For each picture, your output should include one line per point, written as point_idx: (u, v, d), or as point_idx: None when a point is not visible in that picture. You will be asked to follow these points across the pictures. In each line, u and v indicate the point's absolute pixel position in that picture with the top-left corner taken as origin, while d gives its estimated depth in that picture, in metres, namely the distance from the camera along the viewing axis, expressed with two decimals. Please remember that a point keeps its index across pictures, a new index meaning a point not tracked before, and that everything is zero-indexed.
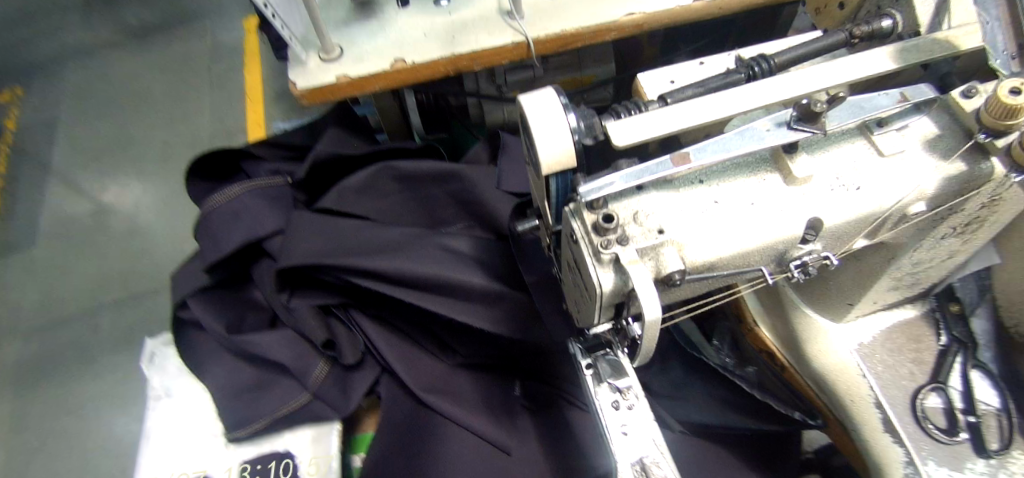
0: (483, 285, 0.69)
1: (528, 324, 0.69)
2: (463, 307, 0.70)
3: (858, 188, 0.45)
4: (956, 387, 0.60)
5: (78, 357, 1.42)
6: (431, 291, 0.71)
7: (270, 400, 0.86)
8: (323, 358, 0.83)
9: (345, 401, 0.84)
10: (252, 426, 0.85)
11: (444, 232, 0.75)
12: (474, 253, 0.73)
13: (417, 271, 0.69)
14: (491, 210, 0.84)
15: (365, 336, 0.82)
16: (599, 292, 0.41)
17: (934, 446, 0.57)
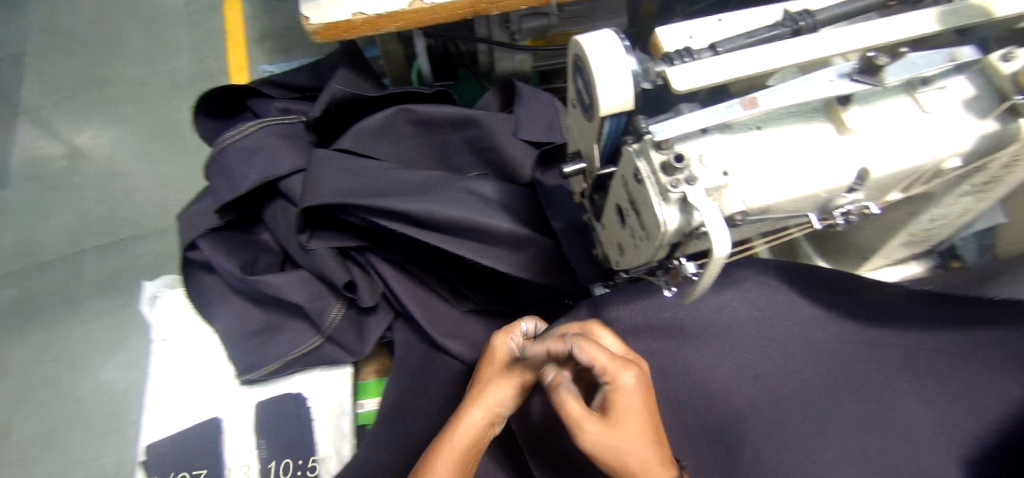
0: (512, 230, 0.69)
1: (552, 270, 0.71)
2: (489, 251, 0.70)
3: (903, 142, 0.47)
4: None
5: (62, 302, 1.37)
6: (456, 235, 0.71)
7: (282, 343, 0.86)
8: (340, 300, 0.83)
9: (360, 344, 0.85)
10: (264, 369, 0.85)
11: (468, 177, 0.74)
12: (499, 199, 0.73)
13: (445, 214, 0.69)
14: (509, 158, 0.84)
15: (382, 280, 0.82)
16: (662, 232, 0.42)
17: None
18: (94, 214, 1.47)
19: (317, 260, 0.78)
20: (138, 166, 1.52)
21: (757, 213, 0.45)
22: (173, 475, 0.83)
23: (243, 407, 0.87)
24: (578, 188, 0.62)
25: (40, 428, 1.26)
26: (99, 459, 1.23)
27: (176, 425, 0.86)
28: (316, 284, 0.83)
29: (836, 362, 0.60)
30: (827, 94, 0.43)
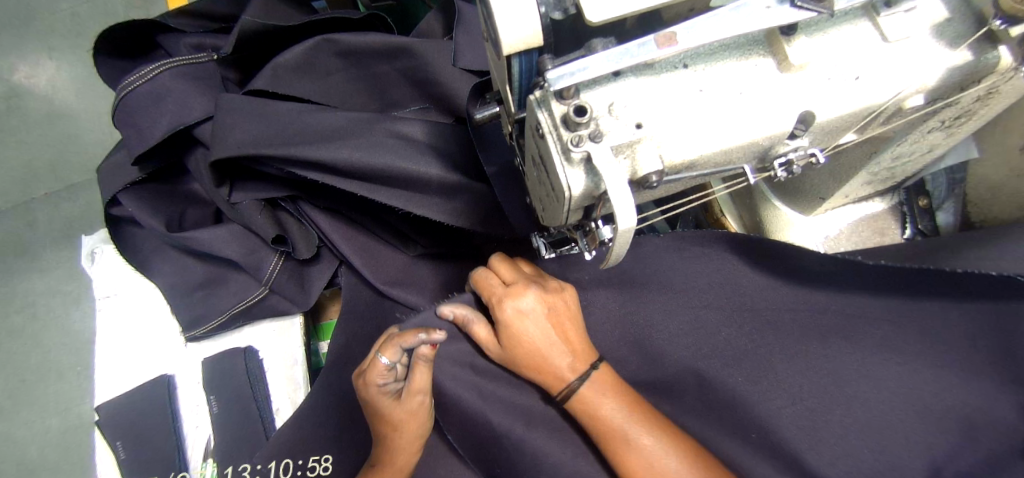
0: (442, 177, 0.64)
1: (489, 217, 0.66)
2: (421, 200, 0.65)
3: (856, 79, 0.40)
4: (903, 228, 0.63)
5: (17, 255, 1.26)
6: (384, 184, 0.65)
7: (224, 297, 0.83)
8: (276, 253, 0.79)
9: (304, 295, 0.82)
10: (206, 324, 0.83)
11: (394, 116, 0.67)
12: (429, 140, 0.67)
13: (367, 162, 0.63)
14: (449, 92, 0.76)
15: (318, 229, 0.78)
16: (568, 196, 0.37)
17: None
18: (15, 160, 1.31)
19: (241, 216, 0.74)
20: (57, 98, 1.34)
21: (680, 170, 0.39)
22: (127, 431, 0.82)
23: (193, 362, 0.86)
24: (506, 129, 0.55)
25: (11, 381, 1.20)
26: (75, 408, 1.19)
27: (129, 381, 0.86)
28: (249, 237, 0.79)
29: (787, 316, 0.55)
30: (764, 24, 0.36)
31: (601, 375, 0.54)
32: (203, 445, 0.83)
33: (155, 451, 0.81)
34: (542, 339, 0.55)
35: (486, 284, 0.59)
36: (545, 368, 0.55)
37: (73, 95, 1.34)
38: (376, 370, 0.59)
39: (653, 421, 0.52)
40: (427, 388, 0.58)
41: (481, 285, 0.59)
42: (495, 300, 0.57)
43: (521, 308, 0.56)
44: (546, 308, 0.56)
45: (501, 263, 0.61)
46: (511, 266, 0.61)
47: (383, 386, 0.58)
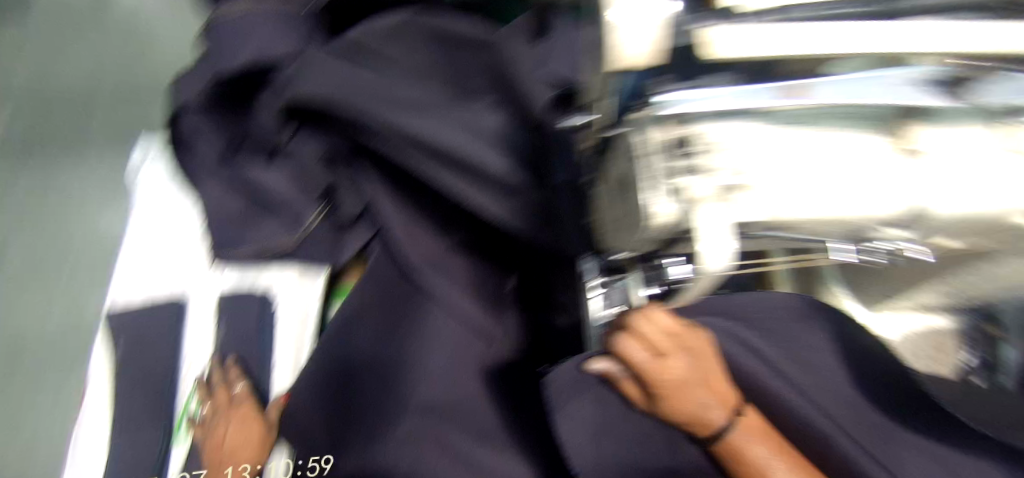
0: (504, 173, 0.64)
1: (541, 224, 0.63)
2: (478, 187, 0.66)
3: (982, 179, 0.37)
4: None
5: (64, 142, 1.28)
6: (447, 163, 0.67)
7: (251, 237, 0.82)
8: (320, 205, 0.80)
9: (334, 253, 0.82)
10: (234, 256, 0.83)
11: (473, 106, 0.69)
12: (500, 134, 0.67)
13: (439, 138, 0.65)
14: None
15: (369, 194, 0.78)
16: (650, 224, 0.36)
17: None
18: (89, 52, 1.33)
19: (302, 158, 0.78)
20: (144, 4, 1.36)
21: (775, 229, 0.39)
22: (132, 337, 0.85)
23: (207, 289, 0.87)
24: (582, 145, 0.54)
25: (27, 261, 1.22)
26: (83, 304, 1.20)
27: (144, 291, 0.88)
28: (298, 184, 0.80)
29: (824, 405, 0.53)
30: (893, 101, 0.36)
31: (748, 421, 0.48)
32: (197, 376, 0.82)
33: (155, 363, 0.84)
34: (700, 400, 0.47)
35: (633, 350, 0.47)
36: (697, 422, 0.47)
37: (160, 6, 1.37)
38: (208, 425, 0.78)
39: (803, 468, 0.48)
40: (246, 439, 0.76)
41: (629, 353, 0.47)
42: (648, 374, 0.47)
43: (684, 376, 0.47)
44: (700, 370, 0.48)
45: (643, 319, 0.48)
46: (655, 321, 0.48)
47: (214, 430, 0.78)
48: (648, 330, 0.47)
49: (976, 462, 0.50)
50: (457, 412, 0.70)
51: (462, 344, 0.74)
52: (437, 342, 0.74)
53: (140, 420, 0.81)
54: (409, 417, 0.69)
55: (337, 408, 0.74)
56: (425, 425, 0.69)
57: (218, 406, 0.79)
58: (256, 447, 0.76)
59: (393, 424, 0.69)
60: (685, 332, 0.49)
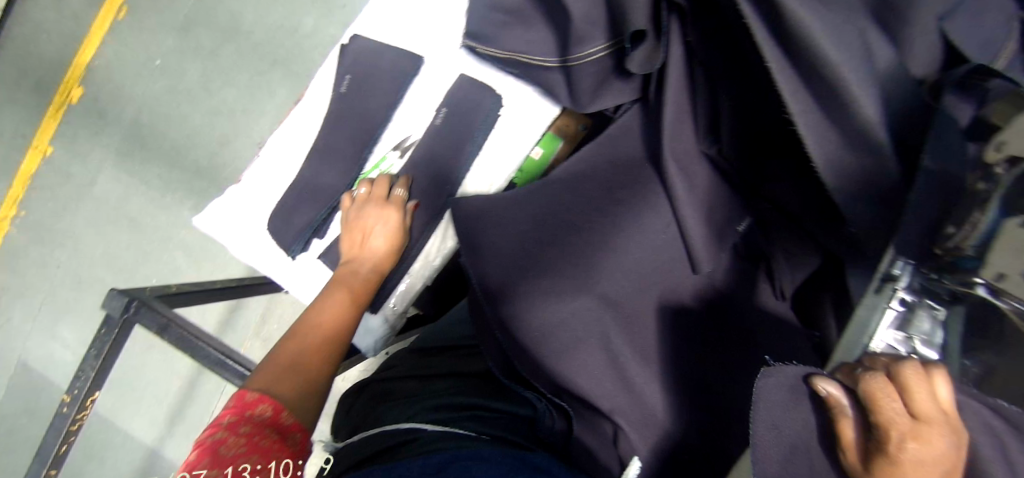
0: (865, 123, 0.53)
1: (865, 196, 0.56)
2: (820, 120, 0.55)
3: None
4: None
5: None
6: (804, 76, 0.54)
7: (524, 39, 0.77)
8: (605, 43, 0.70)
9: (589, 98, 0.76)
10: (493, 49, 0.78)
11: (875, 24, 0.55)
12: (883, 76, 0.55)
13: (820, 47, 0.52)
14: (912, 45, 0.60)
15: (668, 59, 0.67)
16: None
17: None
18: None
19: None
20: None
21: None
22: (360, 73, 0.81)
23: (447, 66, 0.82)
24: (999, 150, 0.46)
25: None
26: None
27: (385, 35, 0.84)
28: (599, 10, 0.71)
29: None
30: None
31: None
32: (398, 139, 0.82)
33: (367, 109, 0.80)
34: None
35: (884, 394, 0.33)
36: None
37: None
38: (361, 206, 0.75)
39: None
40: (381, 245, 0.73)
41: (883, 402, 0.33)
42: (888, 429, 0.32)
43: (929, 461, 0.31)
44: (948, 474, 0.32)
45: (919, 376, 0.34)
46: (936, 392, 0.33)
47: (363, 213, 0.74)
48: (922, 393, 0.33)
49: None
50: (632, 322, 0.66)
51: (668, 256, 0.70)
52: (644, 244, 0.70)
53: (336, 154, 0.80)
54: (584, 299, 0.66)
55: (514, 248, 0.71)
56: (597, 314, 0.66)
57: (373, 200, 0.75)
58: (307, 381, 0.61)
59: (566, 297, 0.66)
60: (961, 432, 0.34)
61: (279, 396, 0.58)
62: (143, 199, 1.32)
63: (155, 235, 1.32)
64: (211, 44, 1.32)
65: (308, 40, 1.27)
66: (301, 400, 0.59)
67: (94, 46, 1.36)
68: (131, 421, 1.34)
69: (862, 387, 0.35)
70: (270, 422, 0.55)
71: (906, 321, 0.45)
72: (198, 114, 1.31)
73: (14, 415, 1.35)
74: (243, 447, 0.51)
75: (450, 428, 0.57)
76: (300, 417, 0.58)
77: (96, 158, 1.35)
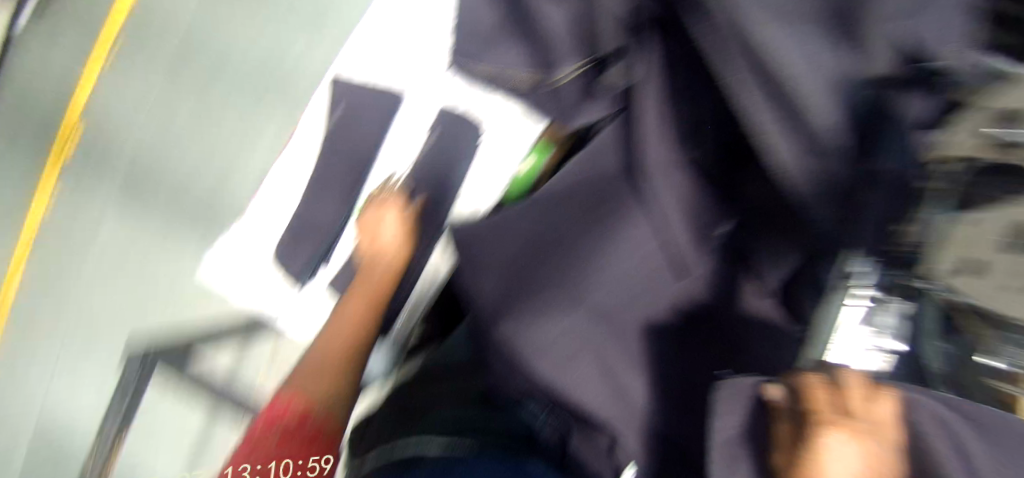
0: (824, 130, 0.57)
1: (832, 196, 0.57)
2: (782, 127, 0.58)
3: None
4: None
5: None
6: (765, 85, 0.58)
7: (507, 62, 0.82)
8: (584, 62, 0.76)
9: (570, 119, 0.80)
10: (480, 69, 0.85)
11: (832, 31, 0.57)
12: (844, 83, 0.57)
13: (777, 61, 0.56)
14: None
15: (641, 77, 0.73)
16: None
17: None
18: None
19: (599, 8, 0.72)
20: None
21: None
22: None
23: None
24: (952, 148, 0.51)
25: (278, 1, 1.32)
26: None
27: None
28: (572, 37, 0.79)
29: None
30: None
31: None
32: None
33: None
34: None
35: (817, 388, 0.44)
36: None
37: None
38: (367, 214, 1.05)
39: None
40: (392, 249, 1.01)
41: (817, 394, 0.43)
42: (818, 415, 0.42)
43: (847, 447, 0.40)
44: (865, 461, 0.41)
45: (854, 381, 0.44)
46: (864, 391, 0.44)
47: (368, 220, 1.03)
48: (851, 385, 0.43)
49: None
50: (621, 333, 0.70)
51: (654, 264, 0.73)
52: (629, 255, 0.73)
53: None
54: (577, 314, 0.68)
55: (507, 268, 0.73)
56: (591, 329, 0.68)
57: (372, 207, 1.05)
58: (339, 385, 0.88)
59: (558, 314, 0.68)
60: (886, 430, 0.43)
61: (313, 392, 0.87)
62: (150, 239, 1.37)
63: (163, 279, 1.37)
64: (201, 80, 1.35)
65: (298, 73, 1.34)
66: (332, 401, 0.87)
67: (84, 93, 1.35)
68: (155, 459, 1.40)
69: (800, 382, 0.45)
70: (291, 405, 0.85)
71: (876, 310, 0.54)
72: (196, 156, 1.36)
73: (27, 463, 1.37)
74: (312, 431, 0.84)
75: (452, 451, 0.64)
76: (331, 415, 0.86)
77: (96, 204, 1.37)
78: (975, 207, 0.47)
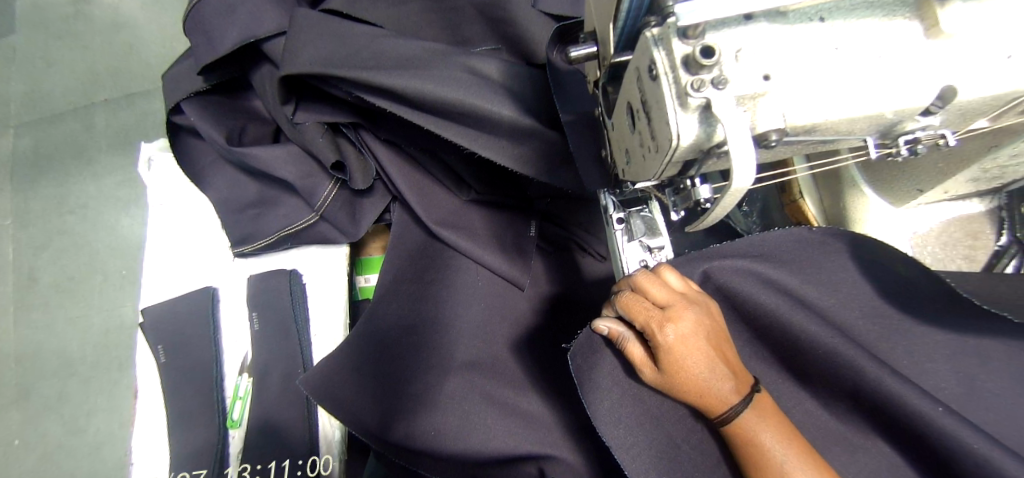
0: (513, 119, 0.61)
1: (558, 165, 0.64)
2: (489, 140, 0.64)
3: (1006, 58, 0.36)
4: (998, 244, 0.61)
5: (74, 156, 1.27)
6: (451, 119, 0.64)
7: (275, 217, 0.84)
8: (330, 183, 0.79)
9: (354, 226, 0.82)
10: (257, 242, 0.84)
11: (470, 51, 0.65)
12: (504, 80, 0.64)
13: (442, 95, 0.61)
14: (526, 33, 0.72)
15: (377, 162, 0.77)
16: (673, 147, 0.34)
17: (948, 257, 0.62)
18: (79, 64, 1.30)
19: (300, 130, 0.73)
20: (121, 6, 1.33)
21: (799, 133, 0.36)
22: (169, 336, 0.84)
23: (237, 281, 0.88)
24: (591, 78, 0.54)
25: (61, 277, 1.24)
26: (118, 309, 1.23)
27: (175, 287, 0.89)
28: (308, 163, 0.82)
29: (854, 316, 0.53)
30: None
31: (762, 402, 0.46)
32: (239, 362, 0.85)
33: (195, 359, 0.84)
34: (710, 371, 0.45)
35: (635, 303, 0.47)
36: (710, 400, 0.45)
37: (139, 5, 1.33)
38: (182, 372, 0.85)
39: (726, 384, 0.45)
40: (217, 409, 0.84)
41: (637, 309, 0.47)
42: (650, 325, 0.45)
43: (683, 333, 0.45)
44: (704, 334, 0.45)
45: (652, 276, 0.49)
46: (661, 280, 0.48)
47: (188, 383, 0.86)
48: (651, 286, 0.47)
49: (1007, 341, 0.51)
50: (496, 367, 0.72)
51: (496, 296, 0.78)
52: (468, 301, 0.77)
53: (189, 413, 0.81)
54: (451, 377, 0.71)
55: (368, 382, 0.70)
56: (469, 379, 0.70)
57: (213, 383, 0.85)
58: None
59: (435, 385, 0.70)
60: (694, 294, 0.49)
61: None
62: None
63: None
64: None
65: (97, 329, 1.22)
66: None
67: None
68: None
69: (623, 307, 0.48)
70: None
71: (629, 229, 0.56)
72: None
73: None
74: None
75: None
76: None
77: None
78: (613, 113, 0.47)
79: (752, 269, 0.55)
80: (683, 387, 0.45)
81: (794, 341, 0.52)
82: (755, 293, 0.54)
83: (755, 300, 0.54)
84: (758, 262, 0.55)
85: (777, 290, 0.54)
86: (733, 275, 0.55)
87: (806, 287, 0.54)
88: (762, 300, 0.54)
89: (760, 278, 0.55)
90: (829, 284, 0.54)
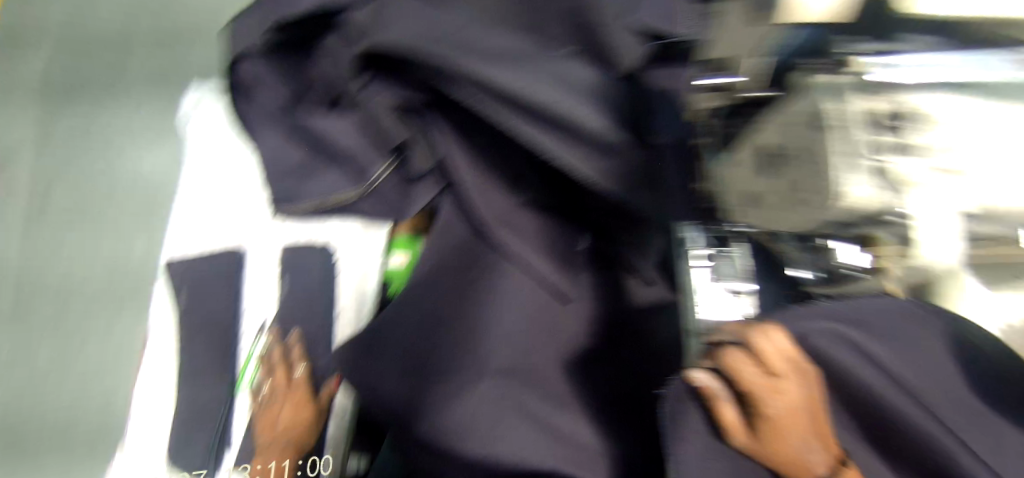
0: (596, 129, 0.59)
1: (637, 185, 0.60)
2: (566, 145, 0.61)
3: None
4: None
5: (107, 85, 1.22)
6: (530, 117, 0.61)
7: (318, 186, 0.81)
8: (385, 161, 0.77)
9: (401, 206, 0.81)
10: (293, 209, 0.81)
11: (568, 54, 0.64)
12: (594, 88, 0.61)
13: (524, 91, 0.60)
14: None
15: (445, 147, 0.76)
16: (848, 201, 0.40)
17: None
18: None
19: (369, 105, 0.73)
20: None
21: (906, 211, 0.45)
22: (195, 285, 0.85)
23: (269, 244, 0.86)
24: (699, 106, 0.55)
25: (79, 207, 1.21)
26: (133, 250, 1.20)
27: (208, 241, 0.87)
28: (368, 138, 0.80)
29: None
30: None
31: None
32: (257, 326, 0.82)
33: (221, 315, 0.83)
34: (807, 445, 0.45)
35: (745, 363, 0.48)
36: (801, 472, 0.45)
37: None
38: (270, 394, 0.78)
39: (822, 457, 0.45)
40: (293, 432, 0.76)
41: (745, 370, 0.47)
42: (753, 394, 0.46)
43: (787, 406, 0.46)
44: (808, 408, 0.46)
45: (761, 338, 0.48)
46: (769, 343, 0.48)
47: (273, 403, 0.77)
48: (761, 348, 0.47)
49: None
50: (531, 377, 0.70)
51: (538, 307, 0.75)
52: (509, 307, 0.74)
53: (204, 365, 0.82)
54: (487, 382, 0.68)
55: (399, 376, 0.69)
56: (504, 388, 0.68)
57: (277, 385, 0.77)
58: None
59: (465, 389, 0.68)
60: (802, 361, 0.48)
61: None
62: None
63: None
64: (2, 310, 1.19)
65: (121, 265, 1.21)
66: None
67: None
68: None
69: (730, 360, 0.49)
70: None
71: (719, 267, 0.58)
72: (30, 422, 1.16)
73: None
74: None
75: None
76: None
77: None
78: (735, 150, 0.48)
79: (848, 336, 0.47)
80: (777, 457, 0.46)
81: (888, 429, 0.46)
82: (856, 371, 0.46)
83: (848, 374, 0.47)
84: (853, 330, 0.47)
85: (881, 367, 0.46)
86: (828, 342, 0.47)
87: (903, 367, 0.47)
88: (858, 377, 0.46)
89: (856, 350, 0.47)
90: (940, 370, 0.46)
